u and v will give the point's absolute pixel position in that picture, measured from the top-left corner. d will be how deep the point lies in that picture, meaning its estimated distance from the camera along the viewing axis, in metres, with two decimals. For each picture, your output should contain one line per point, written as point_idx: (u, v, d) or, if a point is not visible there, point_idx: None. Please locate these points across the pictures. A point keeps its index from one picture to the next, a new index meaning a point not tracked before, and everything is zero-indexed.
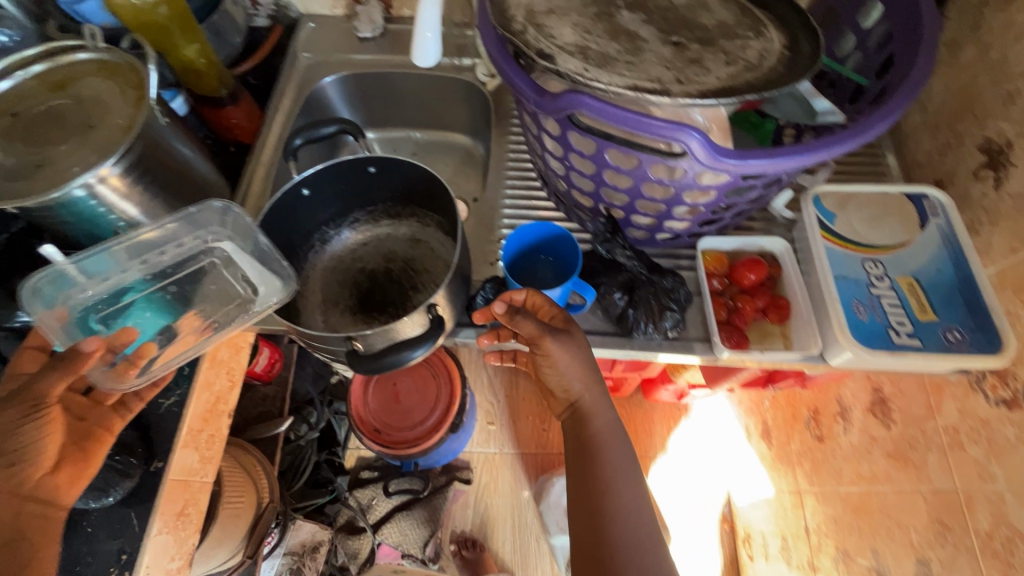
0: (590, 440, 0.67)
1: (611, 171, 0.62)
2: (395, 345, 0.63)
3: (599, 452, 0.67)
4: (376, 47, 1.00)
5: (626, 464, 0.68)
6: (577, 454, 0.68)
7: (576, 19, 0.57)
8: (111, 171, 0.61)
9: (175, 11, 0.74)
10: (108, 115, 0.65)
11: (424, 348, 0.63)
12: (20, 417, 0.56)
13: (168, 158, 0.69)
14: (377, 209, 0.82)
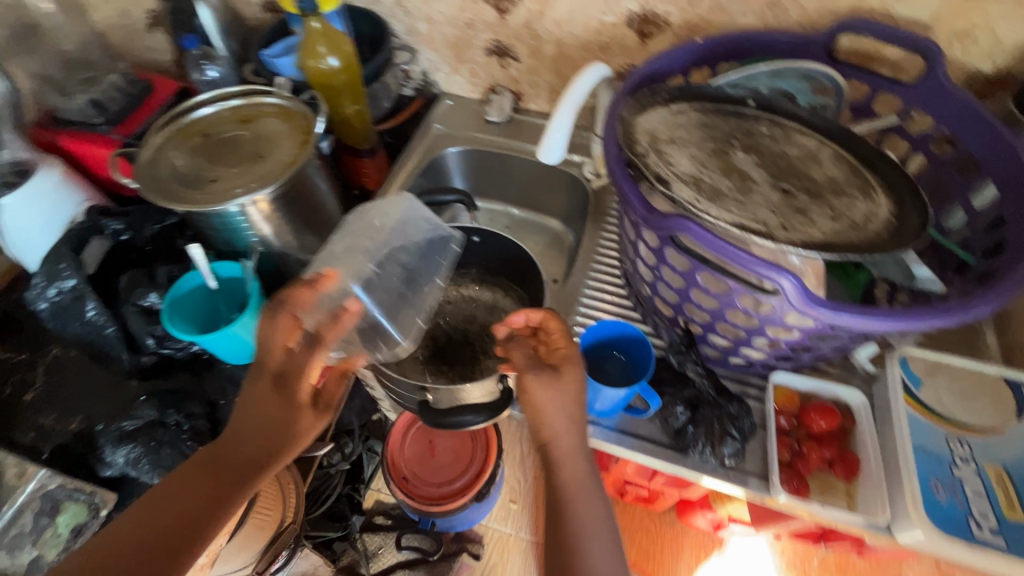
0: (563, 493, 0.64)
1: (698, 290, 0.64)
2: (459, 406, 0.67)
3: (573, 508, 0.63)
4: (499, 131, 1.12)
5: (600, 520, 0.64)
6: (552, 510, 0.65)
7: (695, 151, 0.62)
8: (263, 198, 0.72)
9: (351, 79, 0.86)
10: (277, 151, 0.77)
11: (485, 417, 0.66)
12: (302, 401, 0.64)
13: (307, 192, 0.79)
14: (469, 273, 0.88)
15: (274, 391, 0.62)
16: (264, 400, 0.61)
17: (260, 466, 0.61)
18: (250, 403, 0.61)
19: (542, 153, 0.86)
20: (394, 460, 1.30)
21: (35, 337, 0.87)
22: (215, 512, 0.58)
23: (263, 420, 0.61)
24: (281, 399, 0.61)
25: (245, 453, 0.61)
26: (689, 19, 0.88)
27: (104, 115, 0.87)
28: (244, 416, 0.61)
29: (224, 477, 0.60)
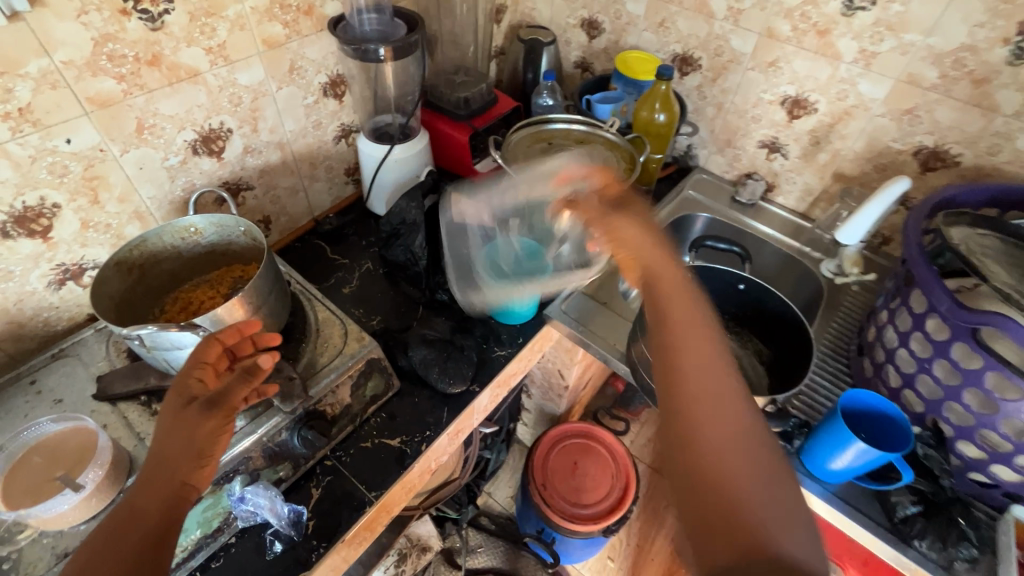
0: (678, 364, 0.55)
1: (976, 391, 0.69)
2: None
3: (694, 375, 0.55)
4: (742, 212, 1.25)
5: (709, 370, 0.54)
6: (670, 390, 0.55)
7: (1007, 270, 0.71)
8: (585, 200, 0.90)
9: (671, 124, 1.05)
10: (605, 170, 0.96)
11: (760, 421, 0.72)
12: (204, 418, 0.57)
13: None
14: (713, 314, 0.98)
15: (179, 412, 0.58)
16: (170, 426, 0.57)
17: (199, 458, 0.57)
18: (167, 422, 0.57)
19: (841, 232, 1.05)
20: (537, 465, 1.40)
21: (356, 250, 1.11)
22: (178, 500, 0.54)
23: (185, 434, 0.56)
24: (195, 416, 0.57)
25: (174, 472, 0.55)
26: (980, 164, 0.95)
27: (464, 108, 1.12)
28: (169, 441, 0.56)
29: (178, 473, 0.55)
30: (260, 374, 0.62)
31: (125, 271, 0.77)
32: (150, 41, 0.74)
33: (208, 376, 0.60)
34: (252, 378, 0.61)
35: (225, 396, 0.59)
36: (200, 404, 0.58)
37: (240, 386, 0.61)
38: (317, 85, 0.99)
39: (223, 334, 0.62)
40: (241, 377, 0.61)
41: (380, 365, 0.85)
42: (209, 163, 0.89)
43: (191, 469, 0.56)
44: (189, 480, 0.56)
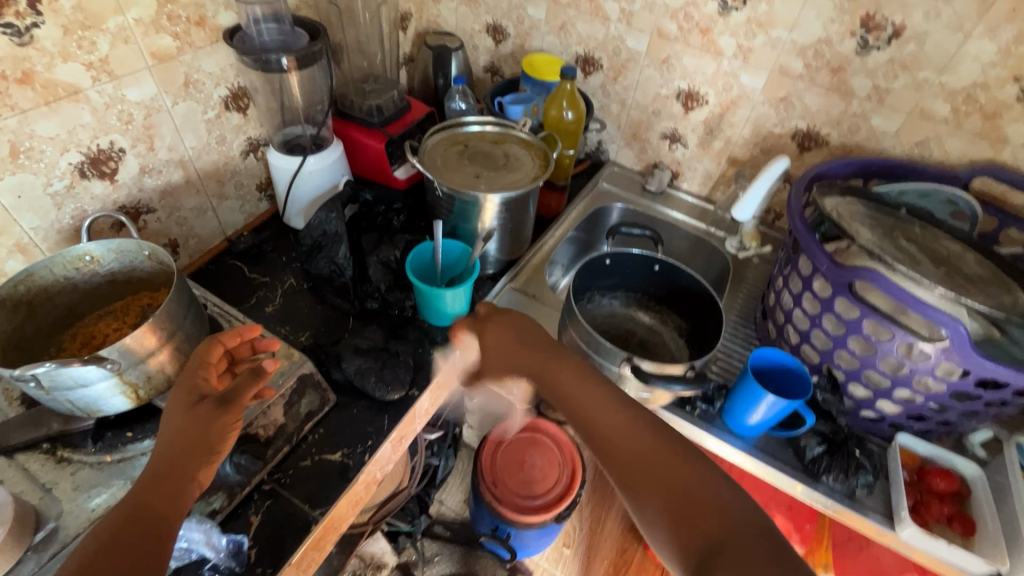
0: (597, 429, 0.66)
1: (858, 337, 0.79)
2: (661, 375, 0.78)
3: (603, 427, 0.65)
4: (653, 200, 1.33)
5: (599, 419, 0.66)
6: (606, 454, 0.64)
7: (872, 230, 0.81)
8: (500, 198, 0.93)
9: (579, 121, 1.10)
10: (521, 168, 0.99)
11: (682, 386, 0.77)
12: (212, 412, 0.62)
13: (524, 207, 1.00)
14: (635, 296, 1.04)
15: (191, 407, 0.62)
16: (183, 418, 0.61)
17: (210, 452, 0.61)
18: (179, 418, 0.61)
19: (736, 210, 1.15)
20: (484, 464, 1.41)
21: (276, 267, 1.07)
22: (182, 499, 0.58)
23: (199, 430, 0.61)
24: (199, 413, 0.61)
25: (184, 450, 0.60)
26: (846, 142, 1.08)
27: (376, 115, 1.11)
28: (182, 433, 0.60)
29: (186, 460, 0.59)
30: (266, 376, 0.66)
31: (10, 308, 0.70)
32: (18, 57, 0.68)
33: (211, 373, 0.66)
34: (262, 377, 0.66)
35: (234, 395, 0.64)
36: (212, 402, 0.62)
37: (248, 384, 0.65)
38: (217, 99, 0.95)
39: (226, 338, 0.68)
40: (249, 377, 0.65)
41: (311, 381, 0.83)
42: (102, 186, 0.83)
43: (200, 462, 0.60)
44: (198, 476, 0.61)
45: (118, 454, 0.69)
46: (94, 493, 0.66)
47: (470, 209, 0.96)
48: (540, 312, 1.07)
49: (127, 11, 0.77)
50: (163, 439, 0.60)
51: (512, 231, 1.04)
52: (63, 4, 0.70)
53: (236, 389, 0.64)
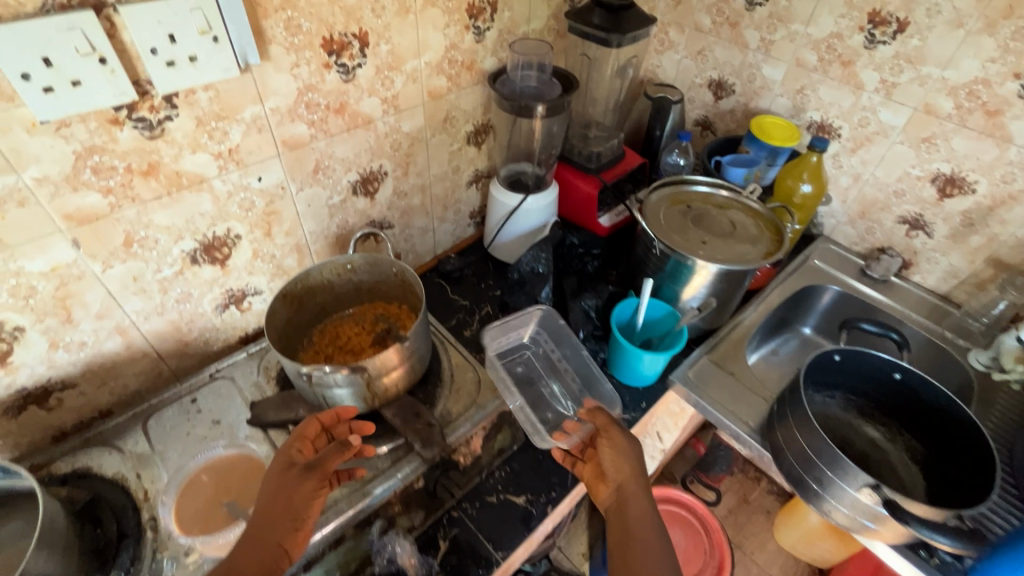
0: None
1: None
2: (919, 518, 0.66)
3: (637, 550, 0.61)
4: (873, 287, 1.19)
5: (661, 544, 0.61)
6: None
7: None
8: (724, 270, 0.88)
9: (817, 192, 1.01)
10: (749, 239, 0.93)
11: (948, 539, 0.63)
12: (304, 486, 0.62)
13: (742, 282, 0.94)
14: (855, 400, 0.91)
15: (282, 475, 0.62)
16: (275, 487, 0.61)
17: (297, 520, 0.60)
18: (271, 485, 0.61)
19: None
20: None
21: (477, 293, 1.12)
22: (269, 566, 0.57)
23: (288, 500, 0.60)
24: (293, 480, 0.62)
25: (275, 530, 0.58)
26: None
27: (594, 161, 1.13)
28: (273, 500, 0.60)
29: (276, 536, 0.58)
30: (351, 451, 0.66)
31: (287, 302, 0.80)
32: (340, 91, 0.78)
33: (306, 447, 0.66)
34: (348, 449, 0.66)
35: (319, 463, 0.64)
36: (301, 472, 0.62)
37: (335, 455, 0.65)
38: (463, 133, 1.03)
39: (323, 414, 0.68)
40: (338, 447, 0.65)
41: (508, 417, 0.85)
42: (364, 203, 0.93)
43: (286, 534, 0.59)
44: (284, 543, 0.59)
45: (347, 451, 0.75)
46: None
47: (684, 273, 0.92)
48: (737, 391, 0.97)
49: (422, 55, 0.86)
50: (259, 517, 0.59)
51: (723, 303, 0.97)
52: (382, 48, 0.80)
53: (324, 457, 0.64)
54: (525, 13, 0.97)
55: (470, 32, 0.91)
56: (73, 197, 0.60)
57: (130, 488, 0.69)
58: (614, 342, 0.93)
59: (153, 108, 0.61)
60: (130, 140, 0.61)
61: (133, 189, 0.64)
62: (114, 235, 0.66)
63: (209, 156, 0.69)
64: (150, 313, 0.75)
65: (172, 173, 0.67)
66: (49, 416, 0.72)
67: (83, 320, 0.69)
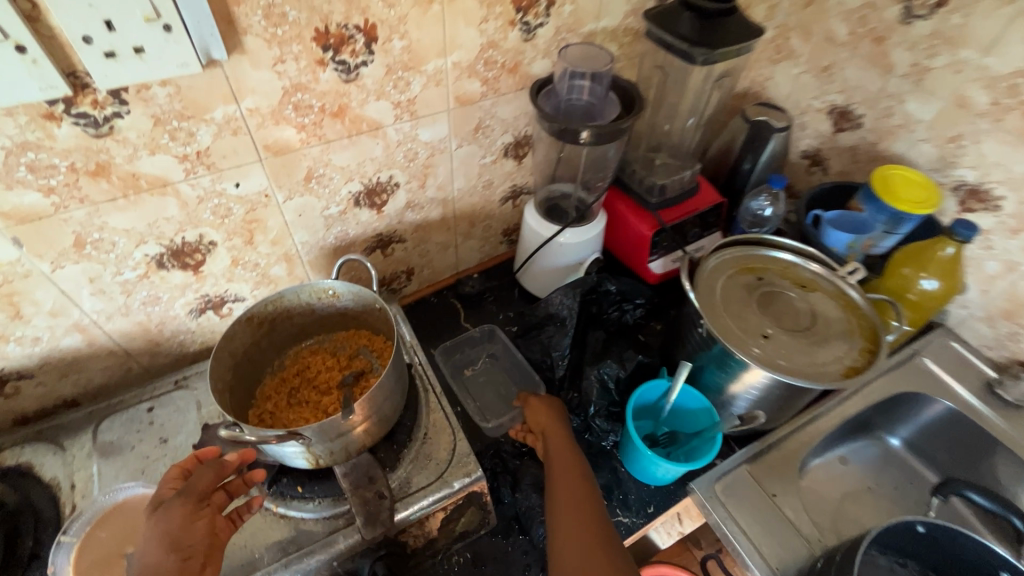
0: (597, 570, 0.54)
1: None
2: None
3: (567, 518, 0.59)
4: (999, 411, 0.87)
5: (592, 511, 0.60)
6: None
7: None
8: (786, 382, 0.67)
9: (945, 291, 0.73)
10: (830, 341, 0.72)
11: None
12: (189, 515, 0.55)
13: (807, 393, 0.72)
14: None
15: (159, 515, 0.54)
16: (155, 528, 0.53)
17: (188, 550, 0.53)
18: (150, 527, 0.53)
19: None
20: None
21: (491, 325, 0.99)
22: None
23: (174, 534, 0.53)
24: (177, 515, 0.54)
25: (162, 570, 0.51)
26: None
27: (656, 195, 0.93)
28: (155, 539, 0.52)
29: (167, 571, 0.51)
30: (230, 464, 0.60)
31: (254, 324, 0.71)
32: (339, 92, 0.66)
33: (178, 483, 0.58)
34: (225, 467, 0.59)
35: (192, 485, 0.57)
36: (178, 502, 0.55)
37: (212, 474, 0.58)
38: (499, 145, 0.88)
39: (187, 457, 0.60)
40: (213, 468, 0.59)
41: (477, 498, 0.72)
42: (369, 215, 0.82)
43: (184, 569, 0.52)
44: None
45: (283, 508, 0.67)
46: (252, 543, 0.65)
47: (734, 367, 0.72)
48: (775, 524, 0.75)
49: (449, 55, 0.71)
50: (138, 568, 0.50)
51: (778, 411, 0.76)
52: (395, 45, 0.66)
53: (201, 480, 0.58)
54: (593, 8, 0.79)
55: (516, 29, 0.74)
56: (8, 195, 0.54)
57: (61, 501, 0.66)
58: (628, 430, 0.76)
59: (96, 104, 0.52)
60: (71, 137, 0.53)
61: (80, 189, 0.57)
62: (62, 236, 0.59)
63: (172, 158, 0.60)
64: (113, 313, 0.70)
65: (128, 174, 0.59)
66: (8, 402, 0.70)
67: (35, 317, 0.64)
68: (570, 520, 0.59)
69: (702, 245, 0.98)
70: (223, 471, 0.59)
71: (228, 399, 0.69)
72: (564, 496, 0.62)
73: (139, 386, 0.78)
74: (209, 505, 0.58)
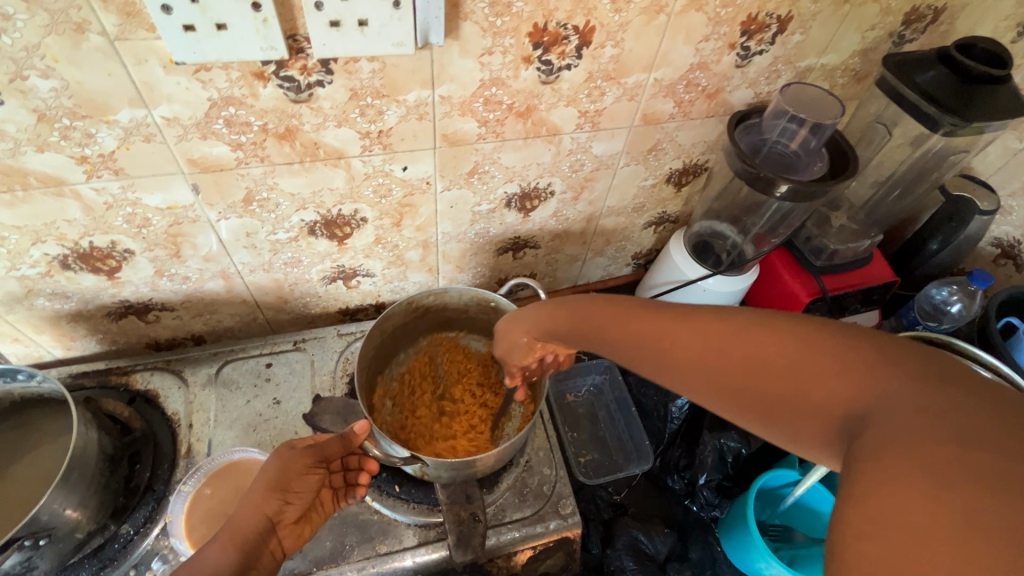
0: (728, 348, 0.36)
1: None
2: None
3: (623, 334, 0.43)
4: None
5: (633, 323, 0.42)
6: (941, 479, 0.25)
7: None
8: None
9: None
10: None
11: None
12: (303, 468, 0.54)
13: None
14: None
15: (280, 457, 0.54)
16: (273, 470, 0.53)
17: (293, 500, 0.53)
18: (267, 467, 0.53)
19: None
20: None
21: None
22: (258, 547, 0.50)
23: (285, 480, 0.53)
24: (298, 465, 0.54)
25: (264, 508, 0.51)
26: None
27: (822, 258, 0.83)
28: (264, 479, 0.52)
29: (265, 514, 0.51)
30: (356, 440, 0.58)
31: (410, 308, 0.71)
32: (533, 93, 0.60)
33: (307, 439, 0.57)
34: (350, 437, 0.57)
35: (321, 445, 0.56)
36: (301, 451, 0.55)
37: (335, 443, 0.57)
38: (666, 170, 0.80)
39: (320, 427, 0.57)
40: (340, 437, 0.57)
41: (568, 543, 0.68)
42: (514, 217, 0.77)
43: (286, 517, 0.53)
44: (273, 520, 0.52)
45: (377, 504, 0.65)
46: (340, 530, 0.63)
47: None
48: None
49: (655, 70, 0.63)
50: (247, 492, 0.52)
51: None
52: (605, 52, 0.59)
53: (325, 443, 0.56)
54: (822, 42, 0.69)
55: (733, 53, 0.65)
56: (200, 144, 0.53)
57: (178, 437, 0.68)
58: (742, 510, 0.69)
59: (304, 69, 0.50)
60: (272, 98, 0.51)
61: (264, 149, 0.55)
62: (235, 190, 0.59)
63: (355, 133, 0.57)
64: (256, 267, 0.69)
65: (310, 142, 0.57)
66: (146, 328, 0.72)
67: (190, 258, 0.65)
68: (623, 329, 0.43)
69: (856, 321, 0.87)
70: (346, 444, 0.58)
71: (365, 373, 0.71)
72: (638, 343, 0.42)
73: (259, 336, 0.79)
74: (325, 466, 0.56)
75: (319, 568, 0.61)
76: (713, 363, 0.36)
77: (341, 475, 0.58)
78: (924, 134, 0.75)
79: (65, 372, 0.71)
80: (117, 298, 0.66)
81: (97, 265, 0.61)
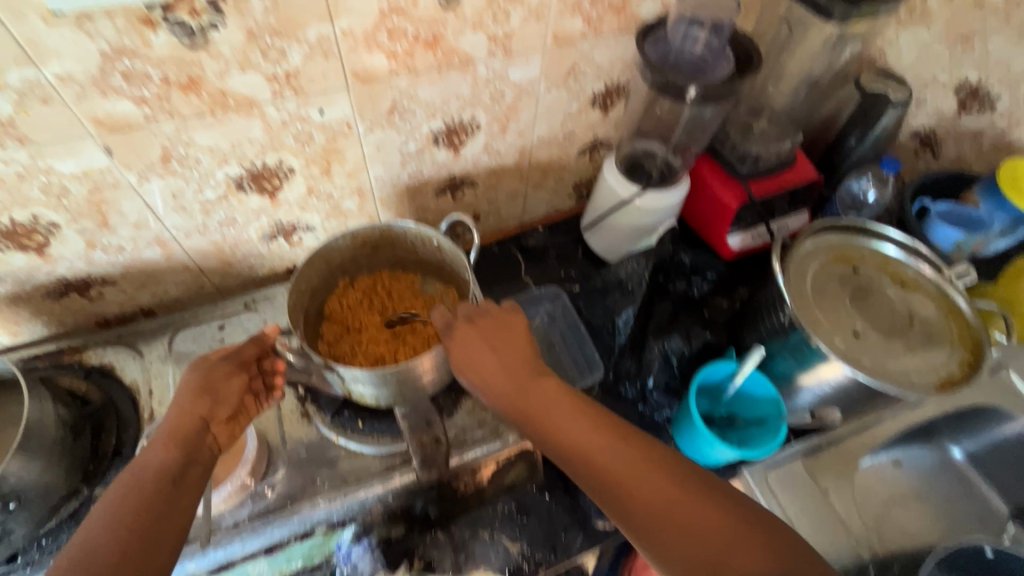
0: (666, 496, 0.47)
1: None
2: None
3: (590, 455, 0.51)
4: None
5: (601, 447, 0.52)
6: None
7: None
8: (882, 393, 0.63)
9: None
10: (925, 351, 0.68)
11: None
12: (225, 372, 0.58)
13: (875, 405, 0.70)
14: None
15: (198, 367, 0.57)
16: (195, 379, 0.56)
17: (221, 400, 0.56)
18: (188, 379, 0.56)
19: None
20: None
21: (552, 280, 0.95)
22: (197, 446, 0.53)
23: (209, 384, 0.56)
24: (217, 370, 0.57)
25: (193, 409, 0.54)
26: None
27: (747, 164, 0.86)
28: (188, 388, 0.55)
29: (197, 414, 0.54)
30: (269, 340, 0.62)
31: (359, 241, 0.73)
32: (436, 20, 0.61)
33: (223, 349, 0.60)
34: (262, 337, 0.62)
35: (237, 351, 0.60)
36: (218, 359, 0.58)
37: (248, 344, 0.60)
38: (588, 93, 0.81)
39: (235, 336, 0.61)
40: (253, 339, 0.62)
41: (529, 454, 0.73)
42: (445, 155, 0.79)
43: (218, 416, 0.56)
44: (206, 419, 0.54)
45: (343, 439, 0.68)
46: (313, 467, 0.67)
47: (811, 357, 0.68)
48: (825, 519, 0.73)
49: None
50: (174, 402, 0.55)
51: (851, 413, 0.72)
52: None
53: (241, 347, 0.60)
54: None
55: None
56: (102, 102, 0.53)
57: (140, 403, 0.70)
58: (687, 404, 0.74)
59: (193, 12, 0.50)
60: (166, 47, 0.51)
61: (171, 102, 0.55)
62: (150, 148, 0.59)
63: (261, 77, 0.57)
64: (192, 231, 0.70)
65: (217, 91, 0.56)
66: (90, 305, 0.72)
67: (120, 227, 0.65)
68: (592, 450, 0.52)
69: (788, 223, 0.91)
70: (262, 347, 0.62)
71: (309, 300, 0.73)
72: (598, 460, 0.51)
73: (210, 303, 0.80)
74: (247, 369, 0.60)
75: (294, 501, 0.64)
76: (652, 508, 0.47)
77: (259, 381, 0.60)
78: (829, 29, 0.78)
79: (16, 358, 0.72)
80: (53, 276, 0.66)
81: (24, 242, 0.61)
